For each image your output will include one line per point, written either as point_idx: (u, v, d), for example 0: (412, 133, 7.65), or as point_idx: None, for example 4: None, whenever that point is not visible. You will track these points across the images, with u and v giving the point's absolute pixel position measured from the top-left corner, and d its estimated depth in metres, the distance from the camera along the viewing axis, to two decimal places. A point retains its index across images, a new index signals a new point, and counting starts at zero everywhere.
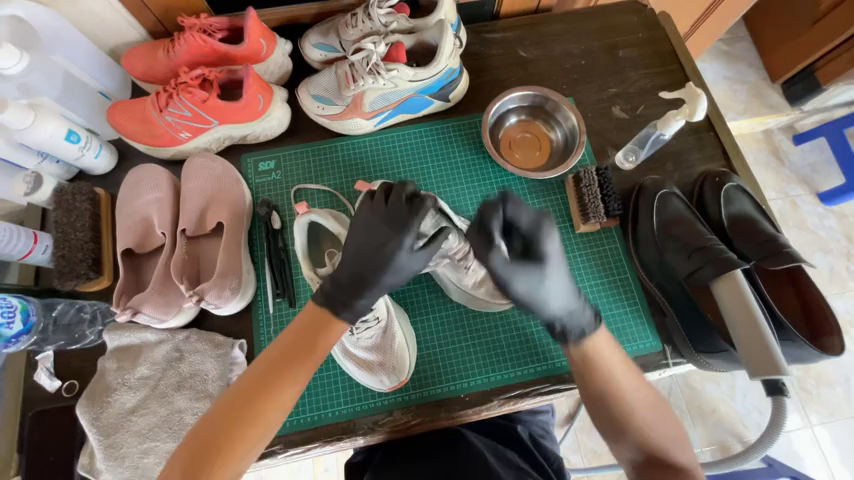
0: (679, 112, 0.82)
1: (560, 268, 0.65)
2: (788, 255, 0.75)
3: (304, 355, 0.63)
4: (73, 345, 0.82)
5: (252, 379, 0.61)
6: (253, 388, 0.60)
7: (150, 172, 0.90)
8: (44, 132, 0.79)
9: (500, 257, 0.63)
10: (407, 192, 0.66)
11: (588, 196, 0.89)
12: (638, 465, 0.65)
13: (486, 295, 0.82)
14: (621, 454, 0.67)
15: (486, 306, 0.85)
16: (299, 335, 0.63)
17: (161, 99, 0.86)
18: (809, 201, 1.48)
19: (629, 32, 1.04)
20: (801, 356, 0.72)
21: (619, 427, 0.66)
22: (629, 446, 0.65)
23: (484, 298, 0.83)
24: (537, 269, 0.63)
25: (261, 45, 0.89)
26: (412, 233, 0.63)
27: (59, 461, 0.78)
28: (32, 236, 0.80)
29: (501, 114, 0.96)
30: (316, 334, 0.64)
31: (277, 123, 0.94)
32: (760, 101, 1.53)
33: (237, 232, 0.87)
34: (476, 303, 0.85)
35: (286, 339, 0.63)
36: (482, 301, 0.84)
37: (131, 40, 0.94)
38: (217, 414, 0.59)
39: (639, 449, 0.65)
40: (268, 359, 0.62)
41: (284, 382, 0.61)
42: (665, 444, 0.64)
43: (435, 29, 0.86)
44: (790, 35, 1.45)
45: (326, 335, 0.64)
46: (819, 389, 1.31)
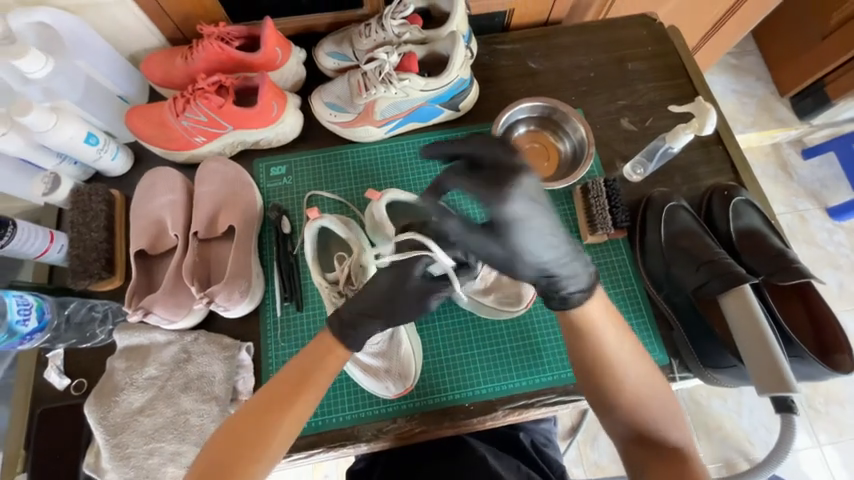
0: (689, 126, 0.83)
1: (532, 231, 0.57)
2: (797, 271, 0.75)
3: (306, 382, 0.68)
4: (84, 344, 0.83)
5: (257, 405, 0.66)
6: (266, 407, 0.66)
7: (164, 175, 0.91)
8: (65, 134, 0.81)
9: (458, 224, 0.56)
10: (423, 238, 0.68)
11: (596, 207, 0.90)
12: (627, 440, 0.69)
13: (495, 303, 0.85)
14: (614, 431, 0.70)
15: (494, 314, 0.86)
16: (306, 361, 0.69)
17: (178, 104, 0.88)
18: (818, 216, 1.47)
19: (638, 45, 1.05)
20: (810, 373, 0.72)
21: (614, 407, 0.69)
22: (622, 425, 0.69)
23: (493, 305, 0.85)
24: (498, 237, 0.57)
25: (277, 53, 0.91)
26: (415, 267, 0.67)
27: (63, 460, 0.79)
28: (49, 235, 0.82)
29: (510, 125, 0.97)
30: (318, 361, 0.69)
31: (289, 129, 0.95)
32: (768, 114, 1.53)
33: (248, 235, 0.88)
34: (483, 311, 0.86)
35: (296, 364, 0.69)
36: (489, 308, 0.85)
37: (151, 46, 0.96)
38: (225, 437, 0.64)
39: (630, 427, 0.68)
40: (275, 385, 0.68)
41: (288, 406, 0.67)
42: (658, 425, 0.67)
43: (447, 40, 0.88)
44: (799, 50, 1.45)
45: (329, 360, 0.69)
46: (828, 408, 1.28)
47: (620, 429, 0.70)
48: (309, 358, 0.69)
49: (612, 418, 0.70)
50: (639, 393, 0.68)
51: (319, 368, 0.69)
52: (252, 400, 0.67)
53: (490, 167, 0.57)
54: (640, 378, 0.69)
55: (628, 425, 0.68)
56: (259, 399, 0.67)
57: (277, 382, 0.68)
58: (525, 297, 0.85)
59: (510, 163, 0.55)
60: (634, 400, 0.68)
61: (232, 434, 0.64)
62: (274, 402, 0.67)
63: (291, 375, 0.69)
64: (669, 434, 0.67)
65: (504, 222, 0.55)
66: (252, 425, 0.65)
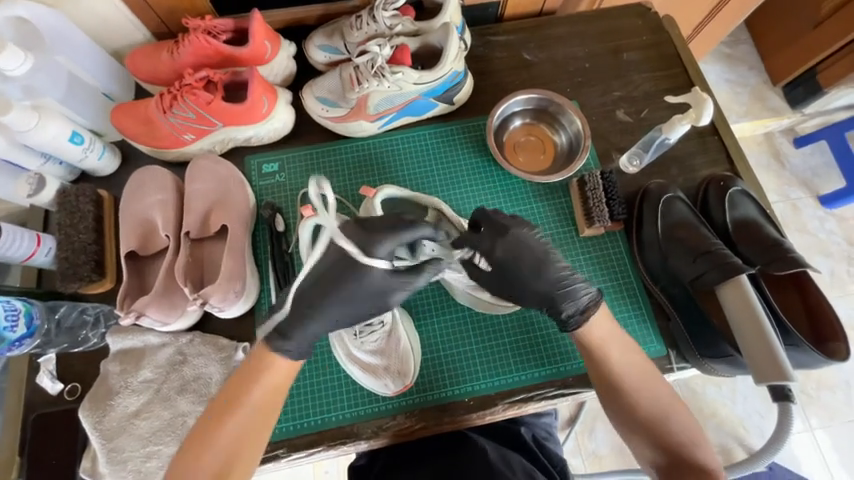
0: (685, 116, 0.83)
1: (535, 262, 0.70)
2: (793, 261, 0.75)
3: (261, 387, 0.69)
4: (76, 348, 0.81)
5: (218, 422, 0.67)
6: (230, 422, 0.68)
7: (153, 174, 0.89)
8: (48, 134, 0.79)
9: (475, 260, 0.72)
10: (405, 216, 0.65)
11: (593, 200, 0.89)
12: (656, 465, 0.69)
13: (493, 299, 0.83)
14: (644, 456, 0.71)
15: (491, 309, 0.85)
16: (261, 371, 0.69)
17: (164, 101, 0.86)
18: (810, 204, 1.48)
19: (632, 35, 1.04)
20: (806, 361, 0.73)
21: (639, 428, 0.71)
22: (646, 447, 0.70)
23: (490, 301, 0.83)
24: (499, 273, 0.71)
25: (266, 47, 0.89)
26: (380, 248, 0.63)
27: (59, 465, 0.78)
28: (35, 238, 0.80)
29: (505, 117, 0.96)
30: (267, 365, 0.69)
31: (281, 125, 0.93)
32: (761, 104, 1.54)
33: (241, 235, 0.87)
34: (481, 306, 0.85)
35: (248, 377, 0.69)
36: (487, 305, 0.85)
37: (135, 41, 0.93)
38: (189, 449, 0.67)
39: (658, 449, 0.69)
40: (228, 393, 0.69)
41: (236, 410, 0.68)
42: (687, 444, 0.69)
43: (440, 32, 0.86)
44: (791, 38, 1.45)
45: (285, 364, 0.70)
46: (819, 393, 1.31)
47: (651, 454, 0.70)
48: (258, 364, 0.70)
49: (635, 438, 0.71)
50: (659, 413, 0.70)
51: (269, 371, 0.69)
52: (208, 411, 0.69)
53: (489, 225, 0.71)
54: (659, 398, 0.71)
55: (655, 446, 0.69)
56: (214, 410, 0.69)
57: (230, 391, 0.70)
58: None
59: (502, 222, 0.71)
60: (658, 420, 0.70)
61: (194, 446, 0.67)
62: (229, 411, 0.68)
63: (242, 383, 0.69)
64: (694, 451, 0.68)
65: (503, 261, 0.69)
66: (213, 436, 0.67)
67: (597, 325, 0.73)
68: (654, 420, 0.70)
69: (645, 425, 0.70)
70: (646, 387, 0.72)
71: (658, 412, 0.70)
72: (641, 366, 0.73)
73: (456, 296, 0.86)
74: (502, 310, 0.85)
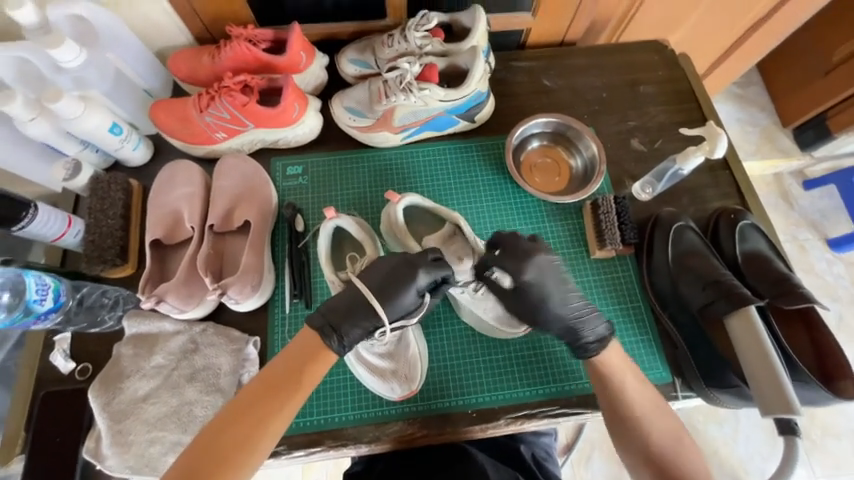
0: (699, 148, 0.86)
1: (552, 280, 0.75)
2: (802, 295, 0.76)
3: (295, 382, 0.66)
4: (93, 329, 0.83)
5: (234, 411, 0.64)
6: (247, 410, 0.64)
7: (185, 167, 0.93)
8: (91, 123, 0.83)
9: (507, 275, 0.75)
10: (429, 259, 0.71)
11: (605, 223, 0.92)
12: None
13: (495, 323, 0.84)
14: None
15: (491, 332, 0.86)
16: (293, 362, 0.67)
17: (202, 100, 0.90)
18: (817, 246, 1.49)
19: (649, 69, 1.09)
20: (813, 397, 0.73)
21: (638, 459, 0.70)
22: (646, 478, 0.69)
23: (493, 325, 0.84)
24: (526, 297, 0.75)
25: (301, 57, 0.94)
26: (416, 286, 0.69)
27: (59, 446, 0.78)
28: (67, 219, 0.83)
29: (524, 138, 1.00)
30: (310, 362, 0.68)
31: (308, 130, 0.97)
32: (770, 144, 1.57)
33: (262, 232, 0.89)
34: (482, 327, 0.86)
35: (275, 368, 0.67)
36: (487, 327, 0.85)
37: (180, 44, 1.00)
38: (205, 441, 0.62)
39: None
40: (261, 382, 0.66)
41: (257, 402, 0.65)
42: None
43: (468, 54, 0.91)
44: (803, 83, 1.50)
45: (318, 362, 0.68)
46: (825, 439, 1.28)
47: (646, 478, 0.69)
48: (298, 358, 0.68)
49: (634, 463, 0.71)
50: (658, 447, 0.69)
51: (311, 367, 0.67)
52: (236, 397, 0.65)
53: (513, 251, 0.75)
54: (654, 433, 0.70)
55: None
56: (240, 400, 0.65)
57: (256, 384, 0.66)
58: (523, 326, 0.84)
59: (524, 247, 0.75)
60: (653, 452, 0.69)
61: (213, 432, 0.62)
62: (254, 405, 0.64)
63: (279, 374, 0.66)
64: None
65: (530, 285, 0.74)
66: (236, 424, 0.63)
67: (614, 355, 0.75)
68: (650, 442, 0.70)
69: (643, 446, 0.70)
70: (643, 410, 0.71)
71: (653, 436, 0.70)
72: (642, 392, 0.72)
73: (461, 314, 0.87)
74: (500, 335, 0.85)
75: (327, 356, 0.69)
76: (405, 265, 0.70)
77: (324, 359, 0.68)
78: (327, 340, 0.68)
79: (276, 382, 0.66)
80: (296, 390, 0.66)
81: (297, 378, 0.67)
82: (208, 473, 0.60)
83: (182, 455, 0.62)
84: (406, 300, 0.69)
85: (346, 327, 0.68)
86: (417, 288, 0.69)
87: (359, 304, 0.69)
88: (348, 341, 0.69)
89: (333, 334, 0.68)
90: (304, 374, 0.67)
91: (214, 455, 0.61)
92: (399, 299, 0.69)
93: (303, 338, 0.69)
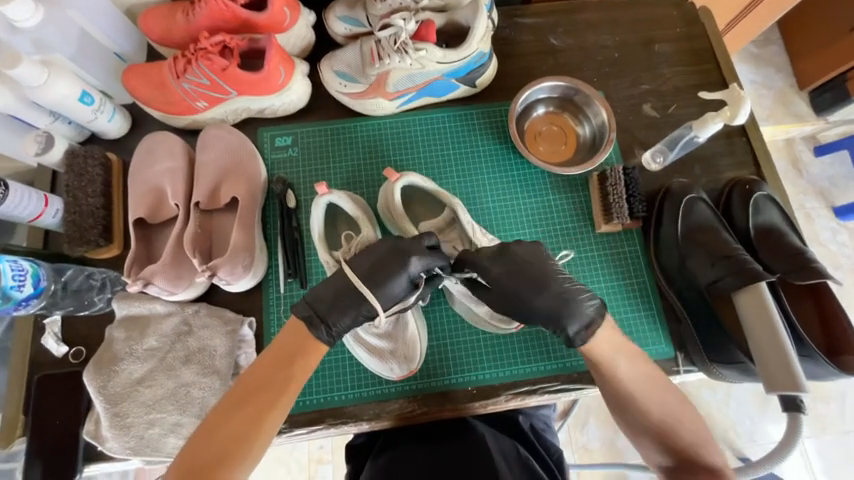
0: (719, 114, 0.79)
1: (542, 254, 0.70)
2: (815, 271, 0.74)
3: (286, 375, 0.65)
4: (82, 311, 0.81)
5: (226, 409, 0.63)
6: (240, 407, 0.63)
7: (165, 141, 0.87)
8: (58, 92, 0.76)
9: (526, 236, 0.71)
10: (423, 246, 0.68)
11: (613, 196, 0.87)
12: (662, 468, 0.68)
13: (487, 315, 0.81)
14: (650, 457, 0.69)
15: (480, 324, 0.84)
16: (282, 353, 0.65)
17: (178, 65, 0.83)
18: (824, 215, 1.45)
19: (666, 26, 1.00)
20: (817, 372, 0.72)
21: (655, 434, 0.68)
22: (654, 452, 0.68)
23: (484, 317, 0.81)
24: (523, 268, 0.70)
25: (285, 14, 0.85)
26: (406, 273, 0.65)
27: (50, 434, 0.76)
28: (43, 199, 0.78)
29: (529, 104, 0.93)
30: (301, 353, 0.66)
31: (296, 98, 0.90)
32: (784, 108, 1.49)
33: (252, 209, 0.85)
34: (473, 317, 0.83)
35: (264, 361, 0.65)
36: (476, 317, 0.83)
37: (150, 1, 0.90)
38: (199, 439, 0.61)
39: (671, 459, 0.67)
40: (252, 377, 0.64)
41: (249, 397, 0.63)
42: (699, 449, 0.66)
43: (468, 9, 0.82)
44: (827, 40, 1.39)
45: (308, 352, 0.66)
46: (814, 403, 1.31)
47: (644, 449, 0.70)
48: (288, 350, 0.66)
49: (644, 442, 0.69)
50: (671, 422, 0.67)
51: (301, 359, 0.66)
52: (229, 393, 0.64)
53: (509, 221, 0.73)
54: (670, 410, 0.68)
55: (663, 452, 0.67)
56: (232, 396, 0.64)
57: (248, 380, 0.64)
58: (517, 319, 0.81)
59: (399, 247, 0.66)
60: (668, 431, 0.67)
61: (208, 429, 0.62)
62: (248, 401, 0.63)
63: (269, 367, 0.65)
64: (705, 454, 0.66)
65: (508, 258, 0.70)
66: (232, 421, 0.62)
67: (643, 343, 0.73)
68: (654, 424, 0.68)
69: (654, 430, 0.68)
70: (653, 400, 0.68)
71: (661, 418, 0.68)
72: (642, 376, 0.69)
73: (453, 303, 0.84)
74: (491, 328, 0.83)
75: (316, 347, 0.67)
76: (395, 249, 0.66)
77: (315, 349, 0.67)
78: (316, 331, 0.66)
79: (266, 376, 0.65)
80: (290, 382, 0.65)
81: (289, 370, 0.65)
82: (209, 473, 0.59)
83: (180, 453, 0.61)
84: (397, 285, 0.65)
85: (334, 316, 0.66)
86: (407, 275, 0.66)
87: (348, 292, 0.65)
88: (336, 331, 0.67)
89: (323, 325, 0.66)
90: (296, 365, 0.66)
91: (211, 451, 0.60)
92: (388, 285, 0.65)
93: (291, 328, 0.67)
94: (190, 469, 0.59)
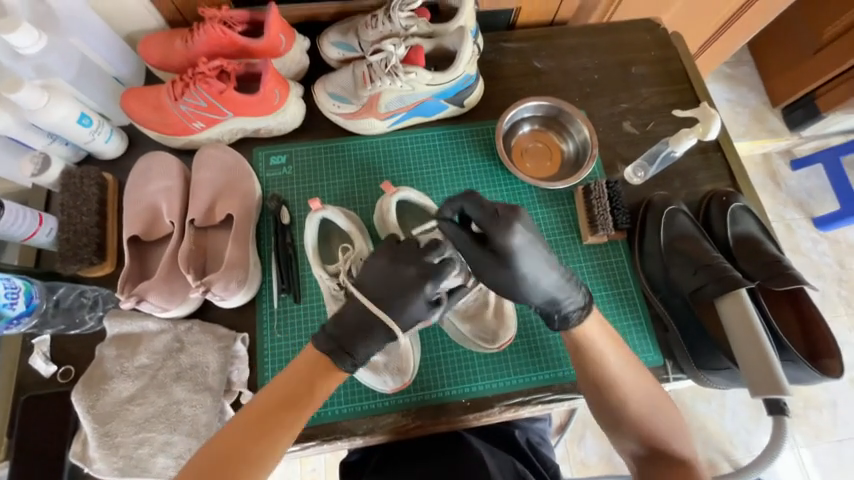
0: (693, 130, 0.84)
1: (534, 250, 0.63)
2: (791, 277, 0.77)
3: (306, 396, 0.65)
4: (73, 330, 0.80)
5: (240, 427, 0.62)
6: (254, 425, 0.63)
7: (161, 160, 0.89)
8: (57, 114, 0.78)
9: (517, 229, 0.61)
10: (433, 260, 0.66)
11: (597, 208, 0.90)
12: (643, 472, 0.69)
13: (470, 333, 0.83)
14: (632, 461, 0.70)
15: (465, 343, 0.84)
16: (302, 376, 0.65)
17: (176, 88, 0.86)
18: (804, 225, 1.50)
19: (641, 50, 1.06)
20: (800, 377, 0.74)
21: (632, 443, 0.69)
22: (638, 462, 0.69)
23: (470, 335, 0.83)
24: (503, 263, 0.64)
25: (281, 40, 0.89)
26: (422, 297, 0.65)
27: (33, 457, 0.74)
28: (38, 218, 0.79)
29: (514, 122, 0.97)
30: (320, 379, 0.66)
31: (291, 119, 0.93)
32: (760, 125, 1.56)
33: (246, 226, 0.86)
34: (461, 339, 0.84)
35: (284, 383, 0.65)
36: (461, 336, 0.84)
37: (151, 28, 0.94)
38: (208, 453, 0.61)
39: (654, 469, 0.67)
40: (270, 398, 0.65)
41: (262, 417, 0.63)
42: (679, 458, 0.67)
43: (455, 35, 0.87)
44: (793, 62, 1.48)
45: (327, 378, 0.66)
46: (806, 411, 1.32)
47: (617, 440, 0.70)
48: (307, 374, 0.66)
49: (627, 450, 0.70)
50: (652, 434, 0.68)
51: (320, 384, 0.66)
52: (244, 411, 0.64)
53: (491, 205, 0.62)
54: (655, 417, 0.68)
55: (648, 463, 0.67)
56: (248, 415, 0.63)
57: (264, 401, 0.64)
58: (499, 340, 0.82)
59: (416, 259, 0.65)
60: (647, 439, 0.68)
61: (217, 446, 0.61)
62: (261, 422, 0.63)
63: (287, 390, 0.65)
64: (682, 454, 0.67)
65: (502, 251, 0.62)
66: (250, 439, 0.62)
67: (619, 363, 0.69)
68: (634, 426, 0.68)
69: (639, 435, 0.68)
70: (631, 388, 0.69)
71: (638, 406, 0.68)
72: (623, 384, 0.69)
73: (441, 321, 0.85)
74: (478, 347, 0.84)
75: (336, 374, 0.67)
76: (401, 266, 0.65)
77: (334, 376, 0.67)
78: (340, 362, 0.66)
79: (283, 398, 0.65)
80: (306, 406, 0.65)
81: (306, 395, 0.65)
82: None
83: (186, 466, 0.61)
84: (415, 309, 0.65)
85: (355, 346, 0.65)
86: (423, 298, 0.65)
87: (364, 320, 0.65)
88: (359, 360, 0.66)
89: (347, 357, 0.66)
90: (314, 391, 0.66)
91: (215, 468, 0.60)
92: (406, 308, 0.65)
93: (313, 353, 0.67)
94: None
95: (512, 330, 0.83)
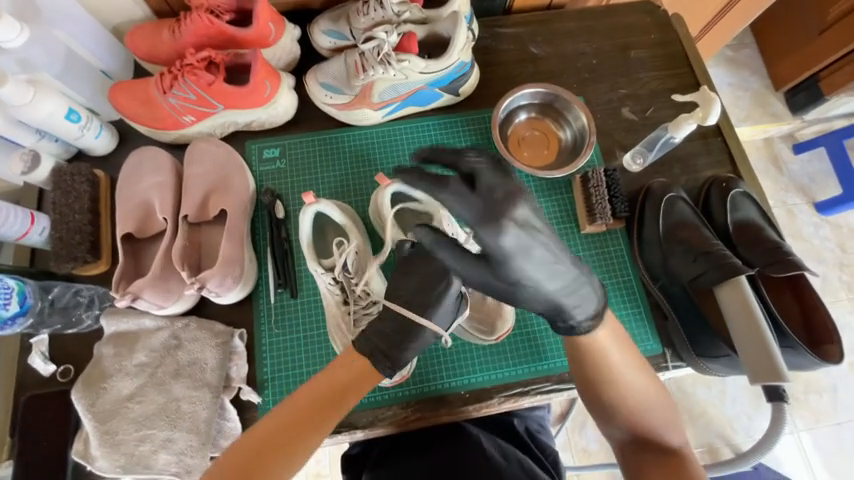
0: (692, 116, 0.82)
1: (531, 254, 0.58)
2: (792, 263, 0.76)
3: (341, 397, 0.67)
4: (70, 329, 0.81)
5: (277, 421, 0.65)
6: (289, 422, 0.65)
7: (152, 156, 0.88)
8: (44, 110, 0.77)
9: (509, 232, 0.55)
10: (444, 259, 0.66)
11: (596, 197, 0.89)
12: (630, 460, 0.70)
13: (468, 327, 0.82)
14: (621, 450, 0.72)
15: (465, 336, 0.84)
16: (339, 379, 0.67)
17: (165, 81, 0.84)
18: (806, 210, 1.49)
19: (641, 33, 1.04)
20: (799, 364, 0.74)
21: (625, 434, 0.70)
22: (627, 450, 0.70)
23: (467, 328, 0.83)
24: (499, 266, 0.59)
25: (270, 29, 0.87)
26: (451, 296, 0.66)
27: (36, 455, 0.74)
28: (30, 217, 0.79)
29: (510, 110, 0.95)
30: (356, 382, 0.68)
31: (283, 110, 0.91)
32: (762, 109, 1.54)
33: (241, 221, 0.85)
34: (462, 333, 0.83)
35: (321, 384, 0.67)
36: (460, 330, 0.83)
37: (137, 20, 0.92)
38: (247, 442, 0.64)
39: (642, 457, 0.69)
40: (306, 396, 0.67)
41: (298, 413, 0.66)
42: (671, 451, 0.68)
43: (449, 21, 0.85)
44: (796, 44, 1.45)
45: (363, 382, 0.68)
46: (807, 395, 1.33)
47: (609, 425, 0.71)
48: (344, 377, 0.67)
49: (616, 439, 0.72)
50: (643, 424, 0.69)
51: (356, 387, 0.68)
52: (281, 407, 0.67)
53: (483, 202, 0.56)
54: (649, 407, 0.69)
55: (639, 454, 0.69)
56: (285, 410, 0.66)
57: (300, 399, 0.67)
58: (499, 330, 0.82)
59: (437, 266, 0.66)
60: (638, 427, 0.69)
61: (255, 437, 0.64)
62: (296, 418, 0.65)
63: (324, 390, 0.67)
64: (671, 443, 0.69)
65: (499, 256, 0.57)
66: (286, 430, 0.65)
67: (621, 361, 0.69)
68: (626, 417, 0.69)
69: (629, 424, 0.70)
70: (628, 378, 0.69)
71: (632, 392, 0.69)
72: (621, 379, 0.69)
73: None
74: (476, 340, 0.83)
75: (372, 378, 0.69)
76: (429, 271, 0.66)
77: (370, 379, 0.68)
78: (378, 366, 0.67)
79: (319, 398, 0.67)
80: (341, 407, 0.67)
81: (341, 397, 0.67)
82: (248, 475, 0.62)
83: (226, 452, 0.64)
84: (447, 308, 0.67)
85: (396, 354, 0.67)
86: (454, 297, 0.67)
87: (402, 327, 0.67)
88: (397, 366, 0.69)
89: (385, 361, 0.68)
90: (351, 393, 0.68)
91: (253, 456, 0.63)
92: (441, 310, 0.66)
93: (352, 358, 0.68)
94: (234, 468, 0.62)
95: (511, 319, 0.83)
